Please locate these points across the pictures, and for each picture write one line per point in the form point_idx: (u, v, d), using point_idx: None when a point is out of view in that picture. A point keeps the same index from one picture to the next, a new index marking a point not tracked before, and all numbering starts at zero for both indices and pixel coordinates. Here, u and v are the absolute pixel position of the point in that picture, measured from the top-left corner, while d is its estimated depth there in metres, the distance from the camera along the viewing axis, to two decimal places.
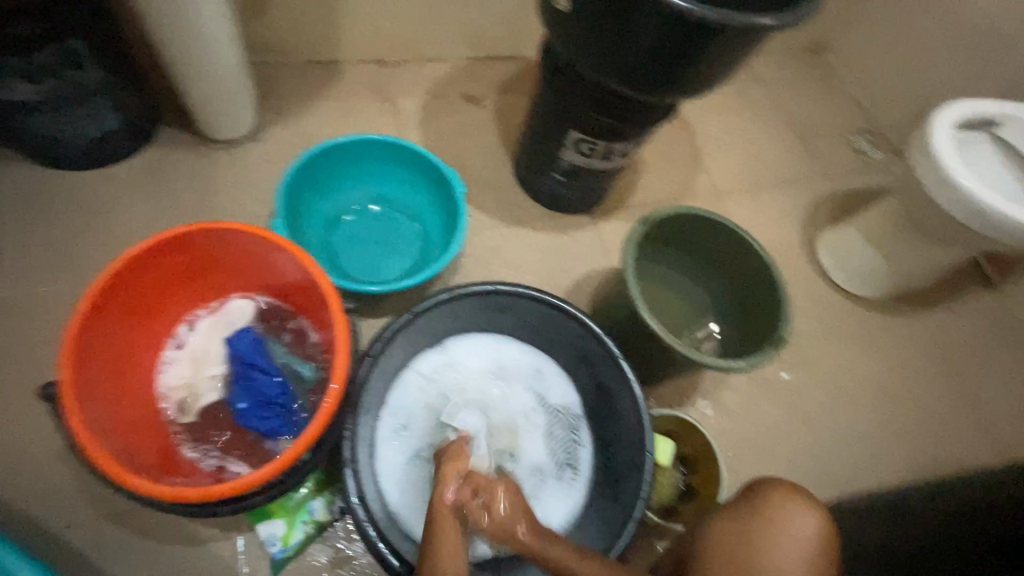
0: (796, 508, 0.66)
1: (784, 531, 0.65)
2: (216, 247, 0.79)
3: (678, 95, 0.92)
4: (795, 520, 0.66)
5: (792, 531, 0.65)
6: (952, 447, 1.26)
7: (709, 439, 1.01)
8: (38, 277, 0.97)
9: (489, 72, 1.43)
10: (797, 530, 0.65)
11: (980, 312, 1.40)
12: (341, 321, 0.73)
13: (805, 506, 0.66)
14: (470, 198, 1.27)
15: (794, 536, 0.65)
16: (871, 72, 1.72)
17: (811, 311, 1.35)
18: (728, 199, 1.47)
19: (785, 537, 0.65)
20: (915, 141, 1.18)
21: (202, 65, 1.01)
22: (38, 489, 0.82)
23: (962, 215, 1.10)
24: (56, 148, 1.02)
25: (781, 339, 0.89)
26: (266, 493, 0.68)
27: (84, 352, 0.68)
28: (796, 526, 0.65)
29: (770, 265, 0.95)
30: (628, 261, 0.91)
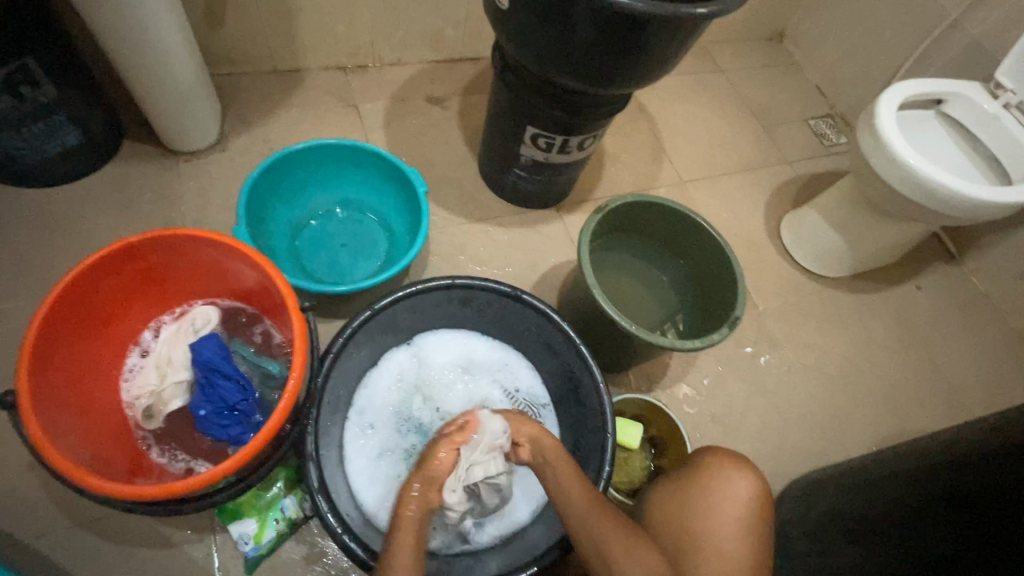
0: (734, 474, 0.74)
1: (722, 493, 0.72)
2: (175, 253, 0.80)
3: (626, 87, 0.95)
4: (731, 483, 0.73)
5: (729, 494, 0.72)
6: (915, 417, 1.30)
7: (676, 420, 1.04)
8: (3, 293, 0.99)
9: (451, 74, 1.45)
10: (733, 492, 0.72)
11: (937, 287, 1.47)
12: (298, 319, 0.74)
13: (742, 472, 0.73)
14: (436, 197, 1.29)
15: (731, 498, 0.72)
16: (827, 57, 1.76)
17: (775, 292, 1.39)
18: (692, 186, 1.50)
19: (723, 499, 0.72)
20: (863, 123, 1.21)
21: (159, 79, 1.02)
22: (9, 500, 0.84)
23: (910, 191, 1.13)
24: (18, 165, 1.03)
25: (736, 317, 0.91)
26: (229, 489, 0.70)
27: (44, 362, 0.69)
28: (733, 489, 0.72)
29: (723, 247, 0.97)
30: (583, 249, 0.94)
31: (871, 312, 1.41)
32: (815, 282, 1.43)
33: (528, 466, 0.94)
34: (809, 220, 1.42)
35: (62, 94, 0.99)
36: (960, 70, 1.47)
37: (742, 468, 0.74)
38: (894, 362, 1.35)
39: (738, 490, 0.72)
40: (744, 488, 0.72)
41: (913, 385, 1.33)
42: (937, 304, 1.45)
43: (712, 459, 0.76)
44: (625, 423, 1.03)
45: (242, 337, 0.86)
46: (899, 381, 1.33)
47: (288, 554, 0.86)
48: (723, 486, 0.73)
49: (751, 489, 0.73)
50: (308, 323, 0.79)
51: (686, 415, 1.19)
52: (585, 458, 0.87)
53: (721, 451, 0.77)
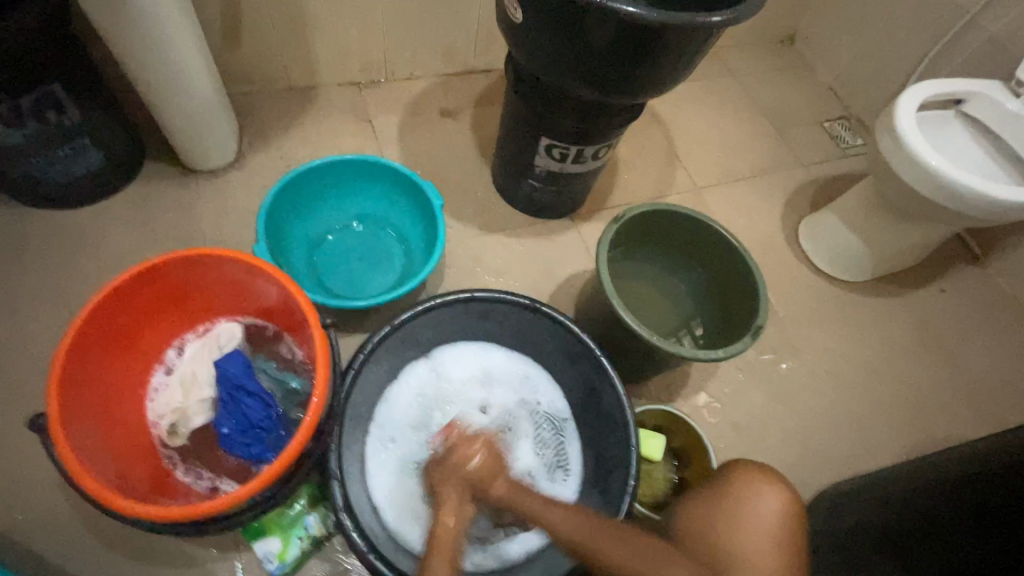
0: (763, 487, 0.72)
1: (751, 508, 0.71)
2: (198, 272, 0.81)
3: (641, 96, 0.94)
4: (760, 497, 0.72)
5: (757, 508, 0.71)
6: (944, 422, 1.27)
7: (698, 430, 1.02)
8: (29, 314, 1.00)
9: (462, 86, 1.46)
10: (763, 506, 0.71)
11: (960, 288, 1.44)
12: (319, 335, 0.74)
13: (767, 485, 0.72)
14: (450, 209, 1.29)
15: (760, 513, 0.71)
16: (840, 59, 1.75)
17: (796, 297, 1.37)
18: (707, 192, 1.49)
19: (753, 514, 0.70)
20: (881, 125, 1.19)
21: (180, 99, 1.04)
22: (37, 520, 0.84)
23: (933, 193, 1.11)
24: (44, 188, 1.05)
25: (758, 326, 0.90)
26: (254, 509, 0.70)
27: (71, 382, 0.70)
28: (762, 503, 0.71)
29: (743, 254, 0.96)
30: (601, 259, 0.93)
31: (894, 316, 1.38)
32: (836, 287, 1.41)
33: (550, 480, 0.93)
34: (827, 223, 1.40)
35: (86, 116, 1.01)
36: (978, 69, 1.45)
37: (771, 481, 0.73)
38: (919, 368, 1.32)
39: (767, 505, 0.71)
40: (773, 502, 0.71)
41: (940, 391, 1.30)
42: (962, 308, 1.42)
43: (740, 472, 0.75)
44: (646, 436, 1.02)
45: (265, 353, 0.86)
46: (926, 387, 1.30)
47: (312, 571, 0.85)
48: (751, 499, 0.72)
49: (780, 503, 0.71)
50: (328, 338, 0.79)
51: (708, 425, 1.17)
52: (610, 471, 0.86)
53: (749, 464, 0.76)
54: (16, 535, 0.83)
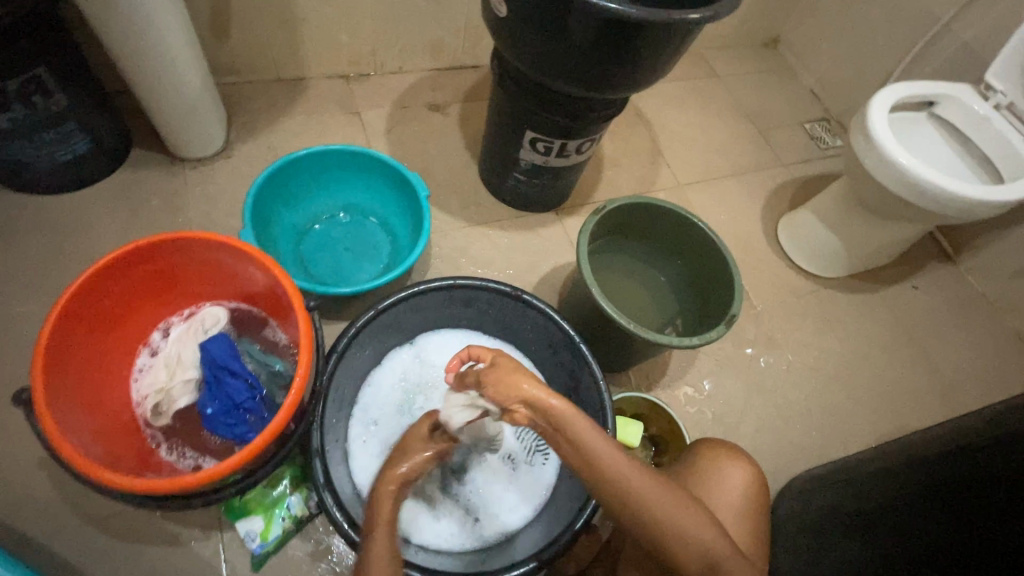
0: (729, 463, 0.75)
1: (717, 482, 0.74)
2: (184, 255, 0.82)
3: (623, 91, 0.97)
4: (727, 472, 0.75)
5: (725, 482, 0.74)
6: (915, 415, 1.31)
7: (675, 417, 1.05)
8: (13, 297, 1.01)
9: (451, 81, 1.48)
10: (729, 481, 0.74)
11: (932, 286, 1.49)
12: (303, 316, 0.76)
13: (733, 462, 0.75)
14: (437, 201, 1.31)
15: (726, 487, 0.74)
16: (821, 63, 1.79)
17: (774, 292, 1.41)
18: (690, 190, 1.52)
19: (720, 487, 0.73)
20: (855, 125, 1.23)
21: (168, 87, 1.05)
22: (20, 499, 0.85)
23: (903, 191, 1.15)
24: (30, 173, 1.06)
25: (733, 315, 0.93)
26: (237, 484, 0.72)
27: (57, 360, 0.71)
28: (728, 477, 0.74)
29: (719, 246, 0.99)
30: (581, 248, 0.95)
31: (869, 312, 1.43)
32: (813, 282, 1.44)
33: (529, 463, 0.95)
34: (806, 221, 1.44)
35: (73, 102, 1.01)
36: (952, 73, 1.49)
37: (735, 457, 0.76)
38: (892, 362, 1.36)
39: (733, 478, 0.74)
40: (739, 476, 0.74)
41: (911, 383, 1.34)
42: (934, 304, 1.46)
43: (709, 450, 0.78)
44: (625, 422, 1.04)
45: (250, 337, 0.88)
46: (898, 380, 1.34)
47: (294, 551, 0.87)
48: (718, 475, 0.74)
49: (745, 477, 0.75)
50: (313, 321, 0.80)
51: (686, 415, 1.20)
52: None
53: (716, 442, 0.79)
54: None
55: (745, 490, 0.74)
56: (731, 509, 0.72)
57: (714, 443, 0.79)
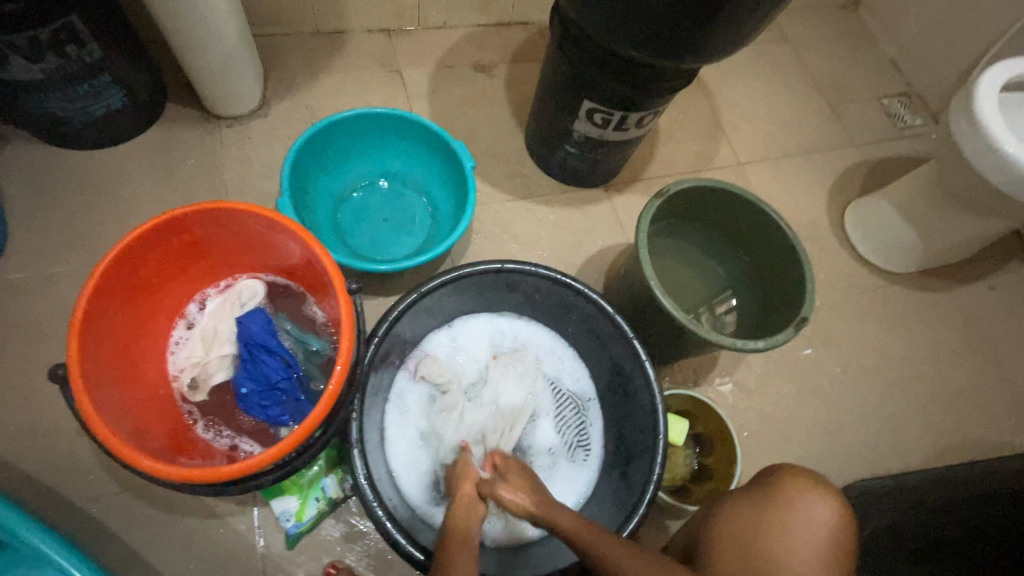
0: (811, 497, 0.68)
1: (799, 518, 0.66)
2: (219, 228, 0.78)
3: (700, 59, 0.86)
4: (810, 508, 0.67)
5: (808, 520, 0.66)
6: (981, 426, 1.22)
7: (725, 420, 1.00)
8: (50, 256, 0.99)
9: (498, 40, 1.37)
10: (814, 519, 0.66)
11: (1013, 286, 1.36)
12: (344, 299, 0.71)
13: (821, 498, 0.67)
14: (479, 172, 1.23)
15: (810, 526, 0.66)
16: (908, 28, 1.61)
17: (834, 285, 1.31)
18: (750, 169, 1.40)
19: (801, 527, 0.66)
20: (955, 105, 1.10)
21: (202, 40, 0.98)
22: (61, 462, 0.85)
23: (1004, 184, 1.03)
24: (65, 127, 1.02)
25: (804, 317, 0.84)
26: (274, 473, 0.69)
27: (92, 333, 0.68)
28: (812, 516, 0.66)
29: (793, 239, 0.90)
30: (640, 236, 0.88)
31: (939, 313, 1.31)
32: (879, 278, 1.33)
33: (570, 458, 0.92)
34: (878, 209, 1.32)
35: (106, 53, 0.95)
36: None
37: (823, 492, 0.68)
38: (960, 367, 1.26)
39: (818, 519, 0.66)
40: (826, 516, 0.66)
41: (979, 394, 1.24)
42: (1012, 308, 1.34)
43: (791, 481, 0.70)
44: (673, 419, 0.99)
45: (287, 313, 0.84)
46: (964, 389, 1.25)
47: (327, 531, 0.86)
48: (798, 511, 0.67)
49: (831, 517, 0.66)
50: (354, 305, 0.75)
51: (732, 413, 1.14)
52: (632, 455, 0.85)
53: (796, 471, 0.71)
54: (39, 476, 0.84)
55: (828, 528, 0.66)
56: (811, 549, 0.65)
57: (797, 473, 0.71)
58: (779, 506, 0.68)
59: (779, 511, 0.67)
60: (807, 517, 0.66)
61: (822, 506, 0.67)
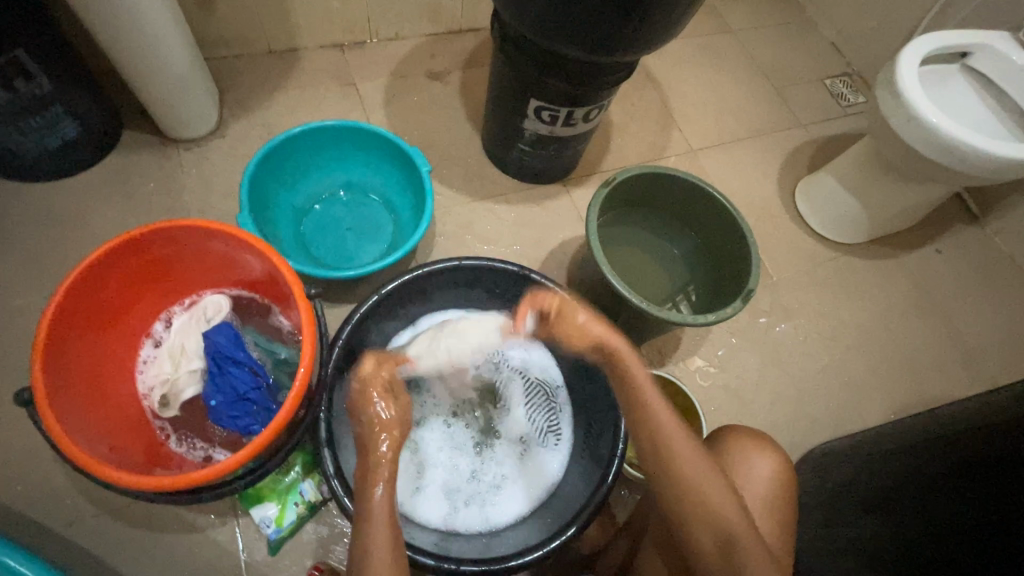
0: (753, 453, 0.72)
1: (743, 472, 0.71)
2: (177, 247, 0.80)
3: (633, 52, 0.90)
4: (753, 462, 0.72)
5: (751, 472, 0.71)
6: (937, 383, 1.27)
7: (688, 394, 1.04)
8: (15, 289, 1.00)
9: (450, 47, 1.41)
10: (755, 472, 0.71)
11: (958, 248, 1.43)
12: (304, 303, 0.73)
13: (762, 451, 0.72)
14: (438, 176, 1.27)
15: (753, 477, 0.71)
16: (843, 11, 1.68)
17: (790, 259, 1.36)
18: (702, 155, 1.46)
19: (744, 478, 0.71)
20: (882, 80, 1.16)
21: (153, 67, 1.00)
22: (36, 489, 0.86)
23: (932, 151, 1.09)
24: (23, 161, 1.03)
25: (750, 289, 0.89)
26: (246, 477, 0.72)
27: (56, 356, 0.70)
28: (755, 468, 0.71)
29: (736, 216, 0.94)
30: (590, 224, 0.91)
31: (889, 279, 1.37)
32: (832, 249, 1.39)
33: (542, 444, 0.94)
34: (824, 184, 1.38)
35: (57, 85, 0.97)
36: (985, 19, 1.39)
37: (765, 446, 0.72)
38: (913, 328, 1.32)
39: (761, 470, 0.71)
40: (766, 468, 0.71)
41: (932, 351, 1.31)
42: (958, 269, 1.41)
43: (734, 438, 0.74)
44: None
45: (254, 325, 0.86)
46: (919, 349, 1.30)
47: (309, 535, 0.88)
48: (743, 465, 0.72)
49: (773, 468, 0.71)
50: (315, 310, 0.79)
51: (700, 389, 1.18)
52: (599, 435, 0.87)
53: (741, 429, 0.76)
54: (15, 504, 0.85)
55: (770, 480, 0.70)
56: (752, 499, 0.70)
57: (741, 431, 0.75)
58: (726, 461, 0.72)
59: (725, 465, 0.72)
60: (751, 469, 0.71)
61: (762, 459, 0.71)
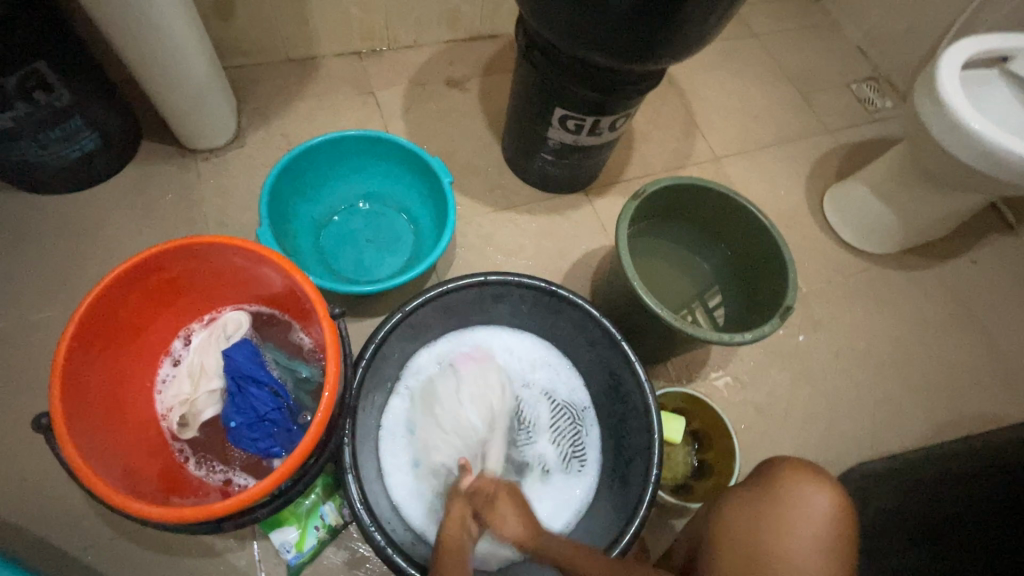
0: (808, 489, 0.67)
1: (796, 511, 0.66)
2: (197, 263, 0.78)
3: (665, 59, 0.87)
4: (807, 500, 0.66)
5: (805, 510, 0.66)
6: (976, 400, 1.22)
7: (720, 412, 1.00)
8: (32, 303, 0.98)
9: (469, 54, 1.39)
10: (810, 510, 0.66)
11: (994, 259, 1.38)
12: (328, 322, 0.71)
13: (817, 488, 0.67)
14: (458, 186, 1.24)
15: (808, 516, 0.66)
16: (871, 15, 1.64)
17: (820, 270, 1.32)
18: (727, 163, 1.42)
19: (798, 516, 0.66)
20: (920, 86, 1.11)
21: (172, 77, 0.99)
22: (53, 511, 0.84)
23: (974, 160, 1.04)
24: (41, 174, 1.02)
25: (788, 306, 0.85)
26: (268, 505, 0.68)
27: (74, 378, 0.68)
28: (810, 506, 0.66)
29: (772, 229, 0.91)
30: (621, 237, 0.88)
31: (924, 291, 1.33)
32: (863, 260, 1.34)
33: (567, 470, 0.91)
34: (855, 193, 1.33)
35: (77, 97, 0.96)
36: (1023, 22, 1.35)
37: (820, 482, 0.67)
38: (950, 343, 1.27)
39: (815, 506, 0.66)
40: (823, 505, 0.66)
41: (970, 366, 1.25)
42: (995, 280, 1.35)
43: (786, 472, 0.69)
44: (668, 418, 0.98)
45: (274, 342, 0.83)
46: (956, 364, 1.25)
47: (330, 558, 0.85)
48: (797, 503, 0.67)
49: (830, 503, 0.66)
50: (338, 329, 0.75)
51: (729, 406, 1.14)
52: (630, 459, 0.84)
53: (791, 460, 0.71)
54: (31, 527, 0.83)
55: (827, 520, 0.65)
56: (808, 541, 0.65)
57: (791, 463, 0.70)
58: (777, 498, 0.67)
59: (777, 503, 0.67)
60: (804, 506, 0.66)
61: (817, 496, 0.66)
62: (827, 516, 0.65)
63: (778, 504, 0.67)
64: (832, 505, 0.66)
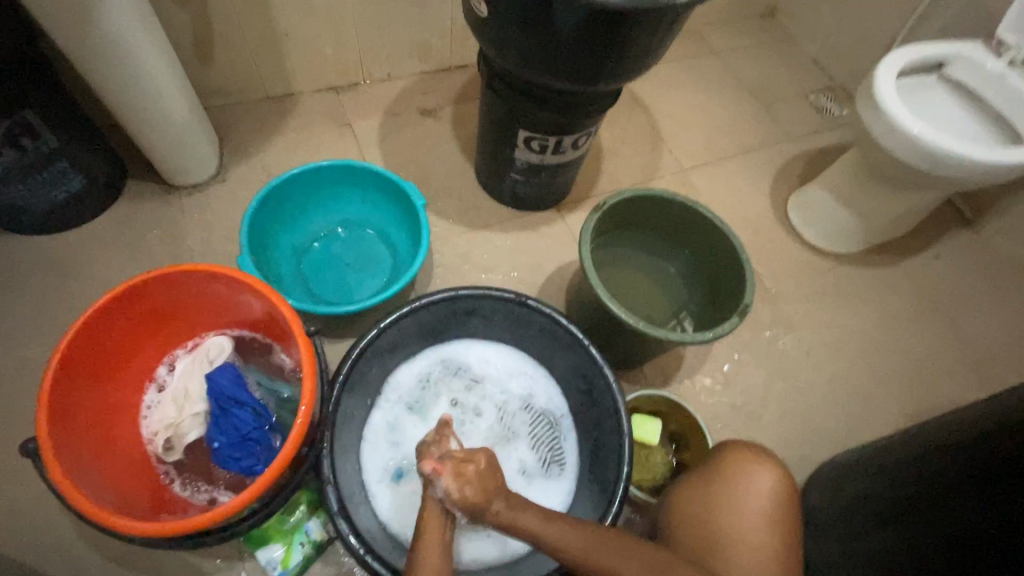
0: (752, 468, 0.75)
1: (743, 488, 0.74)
2: (179, 291, 0.82)
3: (615, 81, 0.93)
4: (753, 478, 0.74)
5: (751, 486, 0.73)
6: (945, 390, 1.26)
7: (694, 413, 1.02)
8: (22, 339, 1.01)
9: (441, 84, 1.46)
10: (755, 486, 0.73)
11: (955, 254, 1.43)
12: (303, 338, 0.74)
13: (761, 467, 0.74)
14: (434, 208, 1.29)
15: (754, 491, 0.73)
16: (822, 30, 1.73)
17: (787, 272, 1.37)
18: (693, 174, 1.48)
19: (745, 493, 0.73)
20: (862, 94, 1.18)
21: (154, 120, 1.04)
22: (42, 540, 0.86)
23: (915, 160, 1.11)
24: (30, 215, 1.07)
25: (746, 305, 0.89)
26: (250, 519, 0.72)
27: (60, 405, 0.71)
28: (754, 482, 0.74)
29: (727, 234, 0.96)
30: (584, 246, 0.92)
31: (889, 287, 1.37)
32: (828, 260, 1.40)
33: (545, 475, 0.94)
34: (815, 196, 1.39)
35: (63, 141, 1.01)
36: (961, 30, 1.43)
37: (764, 462, 0.75)
38: (917, 335, 1.32)
39: (762, 482, 0.74)
40: (766, 481, 0.73)
41: (938, 357, 1.29)
42: (958, 273, 1.41)
43: (734, 455, 0.77)
44: (643, 421, 1.02)
45: (255, 364, 0.86)
46: (925, 355, 1.29)
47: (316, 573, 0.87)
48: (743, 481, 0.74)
49: (775, 479, 0.74)
50: (314, 347, 0.80)
51: (705, 407, 1.17)
52: (604, 459, 0.87)
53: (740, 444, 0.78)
54: (21, 557, 0.85)
55: (770, 494, 0.73)
56: (754, 513, 0.72)
57: (740, 446, 0.78)
58: (726, 477, 0.75)
59: (726, 483, 0.74)
60: (752, 481, 0.73)
61: (762, 472, 0.74)
62: (769, 491, 0.73)
63: (726, 483, 0.74)
64: (775, 483, 0.73)
